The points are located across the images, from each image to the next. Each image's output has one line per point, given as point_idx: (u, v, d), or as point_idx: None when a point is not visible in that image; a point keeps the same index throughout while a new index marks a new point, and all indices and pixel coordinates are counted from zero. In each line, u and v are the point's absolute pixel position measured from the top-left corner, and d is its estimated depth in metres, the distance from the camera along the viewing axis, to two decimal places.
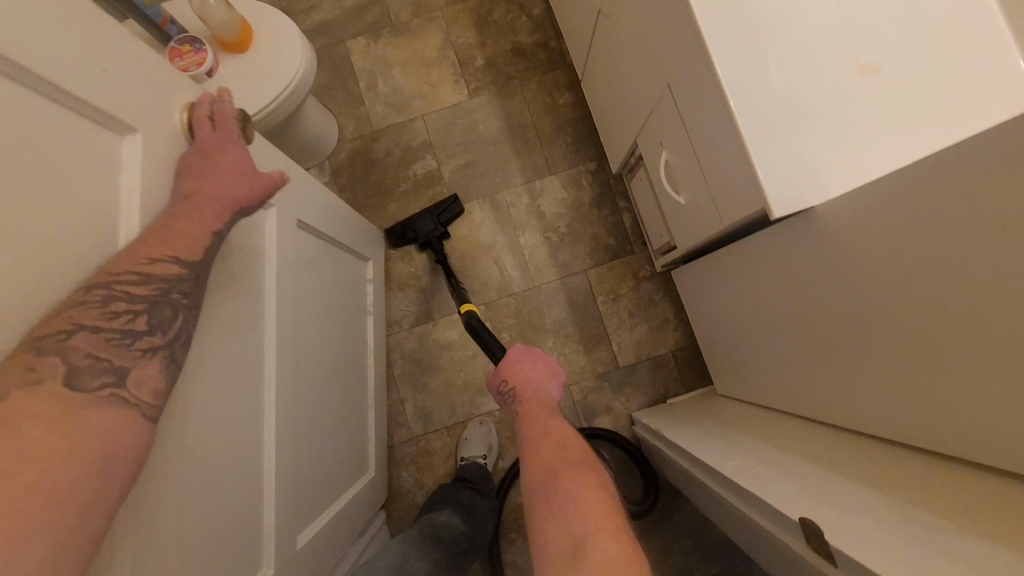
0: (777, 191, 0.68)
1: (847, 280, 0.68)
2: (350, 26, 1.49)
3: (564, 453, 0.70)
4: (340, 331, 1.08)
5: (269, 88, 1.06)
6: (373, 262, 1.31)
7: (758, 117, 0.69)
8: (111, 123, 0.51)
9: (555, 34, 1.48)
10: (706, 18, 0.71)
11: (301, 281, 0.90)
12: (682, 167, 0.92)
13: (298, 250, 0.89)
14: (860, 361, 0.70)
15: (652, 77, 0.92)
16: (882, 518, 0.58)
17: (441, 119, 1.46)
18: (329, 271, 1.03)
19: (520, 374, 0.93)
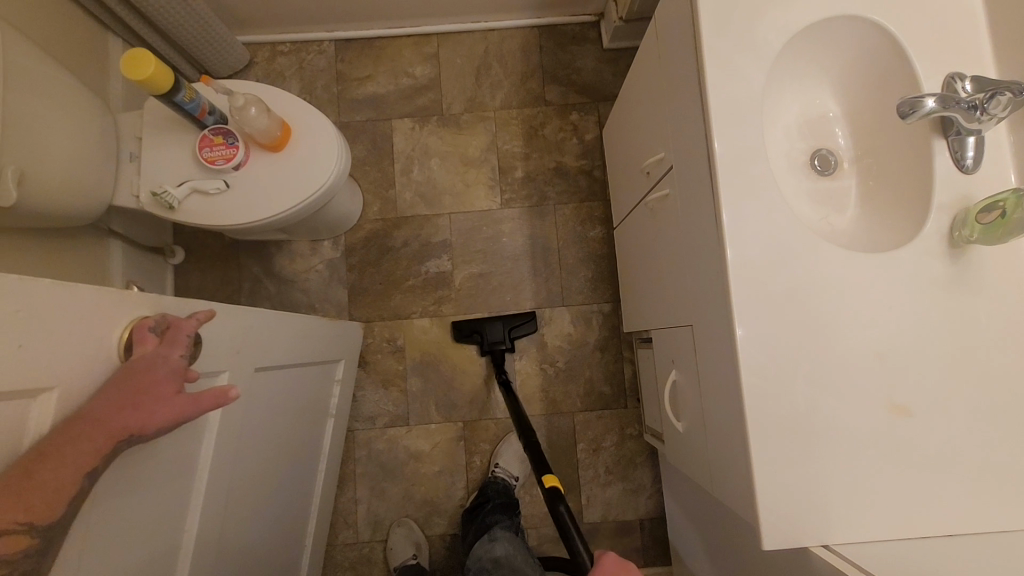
0: (772, 519, 0.64)
1: None
2: (400, 106, 1.46)
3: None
4: (293, 447, 1.04)
5: (290, 196, 1.00)
6: (347, 360, 1.27)
7: (772, 434, 0.64)
8: (22, 393, 0.46)
9: (601, 164, 1.45)
10: (741, 307, 0.66)
11: (250, 420, 0.85)
12: (686, 397, 0.88)
13: (250, 400, 0.84)
14: None
15: (676, 298, 0.88)
16: None
17: (467, 222, 1.43)
18: (291, 394, 0.99)
19: None
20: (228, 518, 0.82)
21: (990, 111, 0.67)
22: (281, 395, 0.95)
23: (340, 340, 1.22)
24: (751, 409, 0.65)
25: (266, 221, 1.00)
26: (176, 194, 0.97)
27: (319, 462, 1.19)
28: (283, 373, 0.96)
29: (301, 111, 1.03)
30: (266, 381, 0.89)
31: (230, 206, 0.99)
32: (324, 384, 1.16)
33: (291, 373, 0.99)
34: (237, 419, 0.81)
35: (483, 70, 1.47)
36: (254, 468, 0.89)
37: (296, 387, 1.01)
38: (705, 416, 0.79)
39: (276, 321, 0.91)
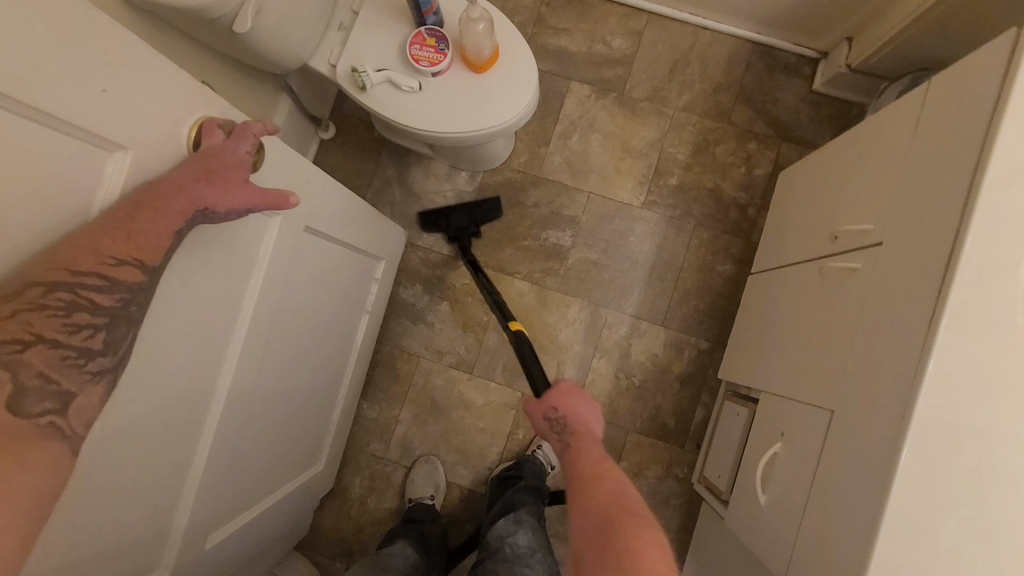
0: None
1: None
2: (584, 69, 1.42)
3: (604, 465, 0.80)
4: (328, 329, 1.05)
5: (471, 123, 0.99)
6: (387, 261, 1.27)
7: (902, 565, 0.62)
8: (98, 141, 0.44)
9: (759, 204, 1.37)
10: (919, 427, 0.61)
11: (293, 277, 0.85)
12: (784, 475, 0.83)
13: (296, 254, 0.83)
14: None
15: (818, 375, 0.83)
16: None
17: (603, 207, 1.39)
18: (335, 274, 1.00)
19: (572, 406, 1.02)
20: (263, 371, 0.83)
21: None
22: (325, 270, 0.95)
23: (382, 239, 1.19)
24: (884, 524, 0.61)
25: (440, 137, 1.01)
26: (373, 78, 0.97)
27: (350, 354, 1.21)
28: (332, 248, 0.96)
29: (514, 42, 1.00)
30: (312, 246, 0.88)
31: (412, 108, 0.99)
32: (362, 283, 1.15)
33: (337, 252, 0.98)
34: (283, 272, 0.81)
35: (680, 64, 1.40)
36: (290, 336, 0.89)
37: (340, 269, 1.02)
38: (811, 507, 0.74)
39: (328, 188, 0.89)
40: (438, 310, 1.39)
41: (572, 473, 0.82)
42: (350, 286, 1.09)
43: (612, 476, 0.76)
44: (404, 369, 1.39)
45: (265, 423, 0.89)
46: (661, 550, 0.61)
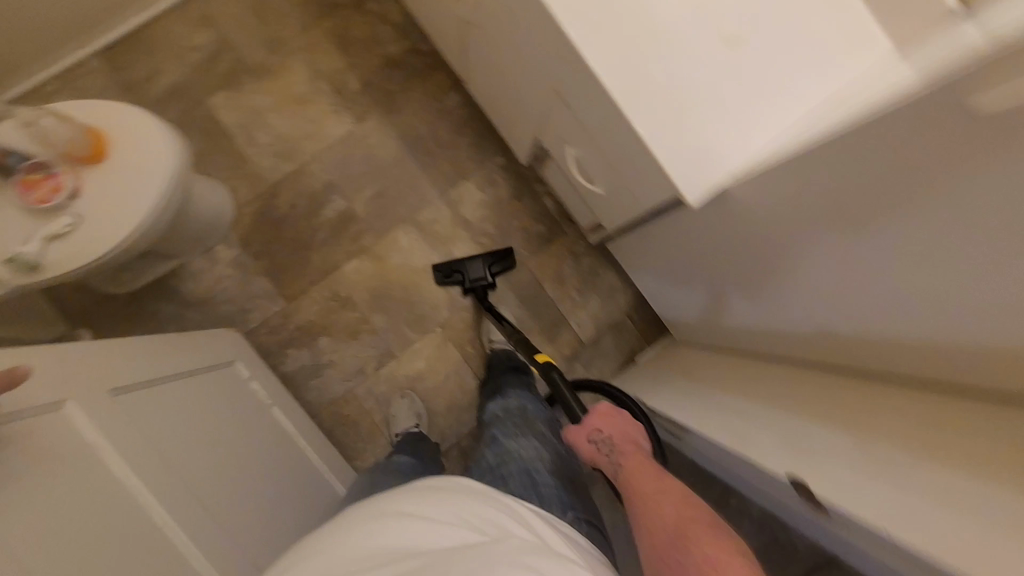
0: (684, 176, 0.74)
1: (773, 231, 0.75)
2: (204, 83, 1.38)
3: (676, 528, 0.67)
4: (246, 437, 1.03)
5: (143, 199, 0.98)
6: (241, 360, 1.22)
7: (654, 109, 0.73)
8: None
9: (423, 35, 1.43)
10: (571, 23, 0.72)
11: (154, 431, 0.84)
12: (590, 161, 0.95)
13: (125, 418, 0.80)
14: (798, 294, 0.80)
15: (535, 81, 0.93)
16: (874, 452, 0.66)
17: (335, 155, 1.40)
18: (195, 402, 0.97)
19: (615, 426, 0.88)
20: (212, 505, 0.84)
21: None
22: (179, 406, 0.92)
23: (214, 347, 1.15)
24: (620, 100, 0.73)
25: (136, 234, 0.97)
26: (32, 250, 0.93)
27: (296, 441, 1.18)
28: (162, 389, 0.92)
29: (112, 117, 1.02)
30: (139, 398, 0.86)
31: (89, 238, 0.95)
32: (236, 388, 1.12)
33: (175, 388, 0.95)
34: (138, 437, 0.79)
35: (260, 6, 1.39)
36: (209, 468, 0.89)
37: (196, 396, 0.98)
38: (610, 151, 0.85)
39: (97, 350, 0.85)
40: (323, 348, 1.38)
41: (638, 528, 0.72)
42: (225, 400, 1.05)
43: (677, 499, 0.71)
44: (353, 410, 1.38)
45: (261, 536, 0.90)
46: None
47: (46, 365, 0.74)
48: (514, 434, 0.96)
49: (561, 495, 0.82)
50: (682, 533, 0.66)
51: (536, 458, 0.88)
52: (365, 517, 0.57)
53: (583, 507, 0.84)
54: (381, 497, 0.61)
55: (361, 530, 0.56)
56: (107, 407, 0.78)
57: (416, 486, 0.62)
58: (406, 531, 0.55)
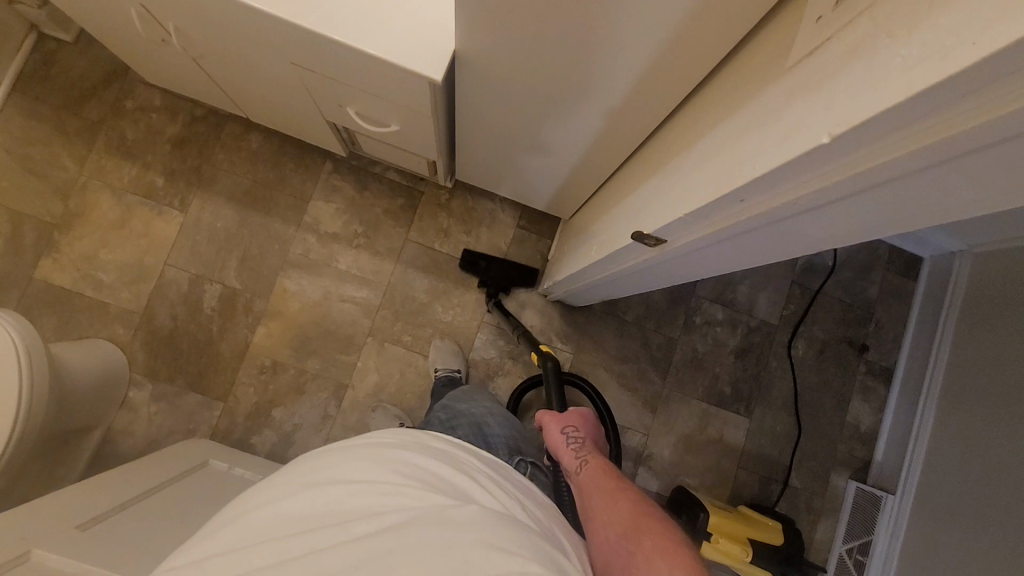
0: (408, 58, 0.78)
1: (506, 67, 0.77)
2: (20, 261, 1.33)
3: (632, 505, 0.74)
4: None
5: (5, 372, 0.97)
6: (215, 456, 1.22)
7: (351, 21, 0.78)
8: None
9: (192, 102, 1.43)
10: None
11: (144, 545, 0.83)
12: (370, 107, 0.99)
13: (102, 546, 0.81)
14: (569, 106, 0.82)
15: (278, 66, 0.95)
16: (662, 171, 0.69)
17: (183, 250, 1.39)
18: (180, 501, 1.00)
19: (589, 437, 0.97)
20: None
21: None
22: (160, 513, 0.94)
23: (186, 456, 1.18)
24: (318, 28, 0.77)
25: (21, 405, 0.97)
26: None
27: None
28: (139, 509, 0.93)
29: None
30: (113, 529, 0.86)
31: None
32: (221, 478, 1.14)
33: (152, 498, 0.98)
34: (126, 554, 0.79)
35: (28, 163, 1.35)
36: None
37: (177, 498, 1.01)
38: (368, 85, 0.90)
39: (41, 513, 0.84)
40: (281, 417, 1.38)
41: (592, 498, 0.79)
42: (211, 489, 1.08)
43: (630, 496, 0.76)
44: None
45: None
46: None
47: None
48: (468, 398, 0.99)
49: (510, 440, 0.89)
50: (626, 522, 0.70)
51: (487, 412, 0.93)
52: (350, 469, 0.60)
53: (529, 450, 0.90)
54: (363, 449, 0.63)
55: (342, 483, 0.58)
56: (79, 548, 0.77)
57: (396, 442, 0.65)
58: (384, 484, 0.58)
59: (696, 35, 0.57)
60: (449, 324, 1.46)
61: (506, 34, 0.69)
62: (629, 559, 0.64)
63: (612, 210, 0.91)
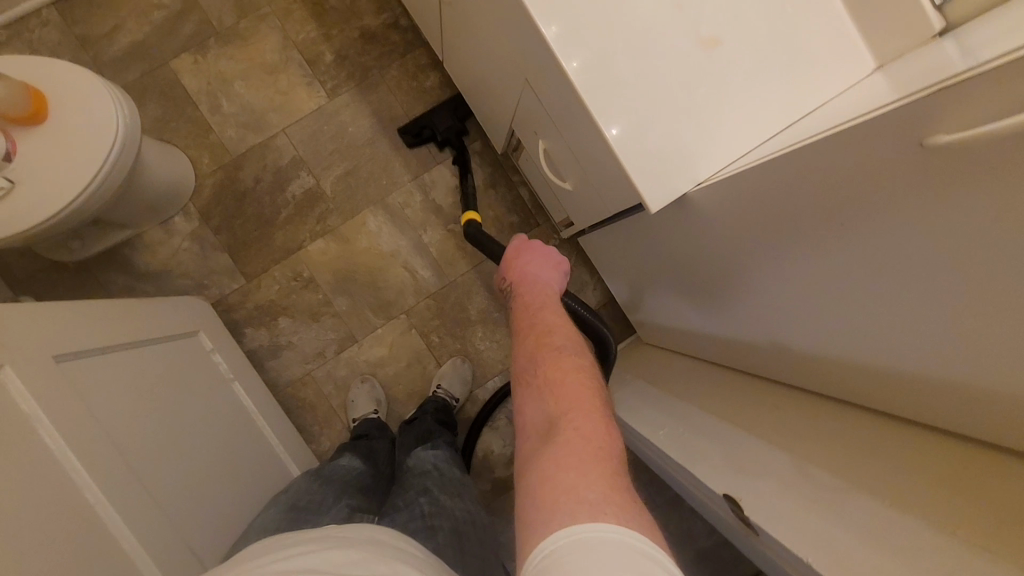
0: (648, 177, 0.71)
1: (731, 243, 0.71)
2: (167, 43, 1.30)
3: (550, 340, 0.66)
4: (200, 415, 1.00)
5: (92, 156, 0.91)
6: (205, 330, 1.19)
7: (619, 109, 0.70)
8: None
9: (403, 11, 1.37)
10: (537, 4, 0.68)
11: (99, 405, 0.80)
12: (560, 156, 0.92)
13: (70, 385, 0.77)
14: (746, 310, 0.77)
15: (510, 70, 0.89)
16: (800, 461, 0.67)
17: (305, 130, 1.34)
18: (154, 369, 0.96)
19: (520, 268, 0.82)
20: (152, 473, 0.82)
21: None
22: (132, 377, 0.90)
23: (181, 313, 1.14)
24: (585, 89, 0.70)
25: (83, 197, 0.90)
26: None
27: (254, 418, 1.16)
28: (116, 359, 0.89)
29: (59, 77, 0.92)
30: (89, 369, 0.82)
31: (28, 201, 0.88)
32: (197, 359, 1.10)
33: (129, 354, 0.93)
34: (79, 407, 0.76)
35: None
36: (153, 449, 0.84)
37: (152, 365, 0.96)
38: (577, 151, 0.84)
39: (43, 312, 0.80)
40: (282, 328, 1.35)
41: (518, 333, 0.71)
42: (183, 368, 1.04)
43: (552, 330, 0.67)
44: (309, 392, 1.35)
45: (217, 489, 0.93)
46: (584, 408, 0.55)
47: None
48: (452, 490, 0.82)
49: (482, 566, 0.71)
50: (534, 352, 0.65)
51: (469, 522, 0.76)
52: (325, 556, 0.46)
53: None
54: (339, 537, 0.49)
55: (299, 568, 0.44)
56: (46, 377, 0.74)
57: (370, 533, 0.51)
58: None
59: (938, 398, 0.55)
60: (478, 351, 1.41)
61: (774, 231, 0.64)
62: (535, 387, 0.60)
63: (713, 410, 0.85)
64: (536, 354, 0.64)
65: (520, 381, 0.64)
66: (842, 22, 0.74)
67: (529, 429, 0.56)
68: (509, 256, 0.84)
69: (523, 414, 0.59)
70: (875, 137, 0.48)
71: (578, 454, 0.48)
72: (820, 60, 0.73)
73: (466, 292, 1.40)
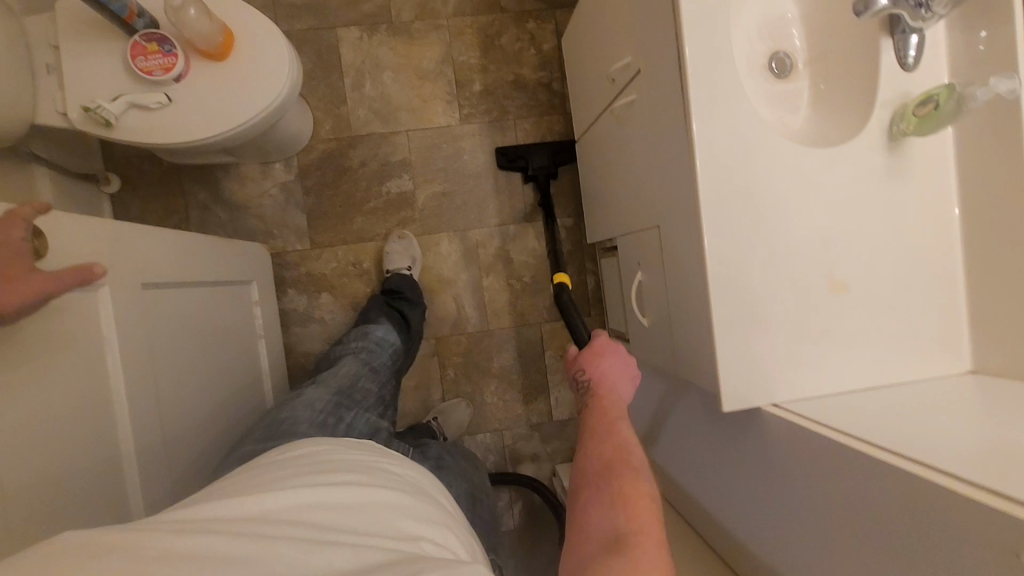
0: (732, 378, 0.74)
1: (787, 480, 0.74)
2: (344, 11, 1.35)
3: (630, 466, 0.70)
4: (223, 369, 1.03)
5: (247, 109, 0.95)
6: (259, 282, 1.22)
7: (735, 308, 0.73)
8: None
9: (560, 76, 1.42)
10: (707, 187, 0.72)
11: (155, 340, 0.83)
12: (652, 295, 0.96)
13: (142, 315, 0.80)
14: (771, 533, 0.79)
15: (644, 204, 0.93)
16: None
17: (425, 139, 1.39)
18: (204, 312, 0.98)
19: (602, 367, 0.93)
20: (171, 420, 0.84)
21: (933, 8, 0.69)
22: (187, 317, 0.93)
23: (246, 259, 1.17)
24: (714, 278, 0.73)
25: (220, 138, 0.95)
26: (113, 109, 0.89)
27: (262, 380, 1.19)
28: (181, 294, 0.92)
29: (245, 24, 0.96)
30: (160, 301, 0.86)
31: (174, 122, 0.93)
32: (240, 308, 1.13)
33: (195, 291, 0.96)
34: (140, 339, 0.79)
35: None
36: (180, 396, 0.87)
37: (205, 307, 0.99)
38: (672, 307, 0.88)
39: (147, 238, 0.84)
40: (320, 303, 1.38)
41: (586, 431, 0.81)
42: (227, 316, 1.07)
43: (632, 465, 0.70)
44: None
45: (213, 449, 0.95)
46: (643, 535, 0.59)
47: (108, 241, 0.74)
48: (464, 455, 1.07)
49: (489, 534, 0.93)
50: (607, 463, 0.71)
51: (483, 496, 1.00)
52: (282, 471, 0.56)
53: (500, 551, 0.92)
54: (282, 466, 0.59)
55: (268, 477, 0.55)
56: (128, 303, 0.77)
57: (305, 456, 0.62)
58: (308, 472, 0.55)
59: None
60: (483, 403, 1.44)
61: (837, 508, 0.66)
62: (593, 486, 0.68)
63: None
64: (607, 462, 0.71)
65: (584, 499, 0.67)
66: (960, 320, 0.76)
67: (589, 534, 0.61)
68: (590, 372, 0.94)
69: (582, 522, 0.63)
70: (954, 492, 0.52)
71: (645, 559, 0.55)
72: (926, 345, 0.76)
73: (496, 345, 1.44)
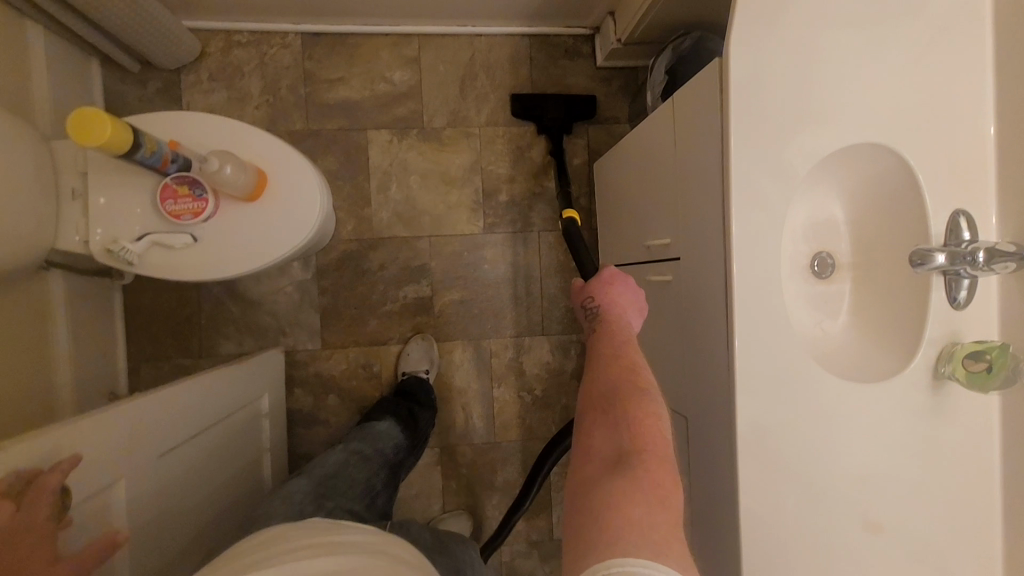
0: None
1: None
2: (376, 114, 1.34)
3: (640, 438, 0.59)
4: (230, 507, 0.99)
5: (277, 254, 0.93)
6: (270, 394, 1.19)
7: (766, 545, 0.70)
8: None
9: (587, 192, 1.41)
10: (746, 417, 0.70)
11: (167, 508, 0.80)
12: None
13: (156, 490, 0.77)
14: None
15: (672, 381, 0.91)
16: None
17: (447, 246, 1.37)
18: (217, 452, 0.96)
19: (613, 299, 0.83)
20: None
21: (995, 269, 0.69)
22: (200, 466, 0.90)
23: (261, 376, 1.14)
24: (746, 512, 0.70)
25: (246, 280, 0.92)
26: (135, 250, 0.87)
27: None
28: (197, 442, 0.89)
29: (286, 168, 0.94)
30: (176, 461, 0.83)
31: (199, 263, 0.90)
32: (252, 431, 1.10)
33: (209, 434, 0.93)
34: (152, 516, 0.76)
35: (467, 81, 1.37)
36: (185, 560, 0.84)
37: (218, 446, 0.96)
38: (695, 502, 0.85)
39: (167, 401, 0.81)
40: (327, 405, 1.35)
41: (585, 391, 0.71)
42: (238, 446, 1.04)
43: (644, 427, 0.61)
44: None
45: None
46: (657, 521, 0.50)
47: (125, 426, 0.71)
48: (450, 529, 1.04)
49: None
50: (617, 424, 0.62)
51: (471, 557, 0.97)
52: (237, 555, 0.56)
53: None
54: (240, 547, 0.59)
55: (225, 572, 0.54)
56: (142, 484, 0.74)
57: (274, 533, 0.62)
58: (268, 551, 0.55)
59: None
60: (483, 516, 1.40)
61: None
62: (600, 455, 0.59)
63: None
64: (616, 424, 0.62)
65: (583, 483, 0.57)
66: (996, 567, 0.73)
67: (591, 521, 0.50)
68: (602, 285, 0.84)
69: (581, 517, 0.52)
70: None
71: (650, 490, 0.53)
72: None
73: (502, 457, 1.41)
